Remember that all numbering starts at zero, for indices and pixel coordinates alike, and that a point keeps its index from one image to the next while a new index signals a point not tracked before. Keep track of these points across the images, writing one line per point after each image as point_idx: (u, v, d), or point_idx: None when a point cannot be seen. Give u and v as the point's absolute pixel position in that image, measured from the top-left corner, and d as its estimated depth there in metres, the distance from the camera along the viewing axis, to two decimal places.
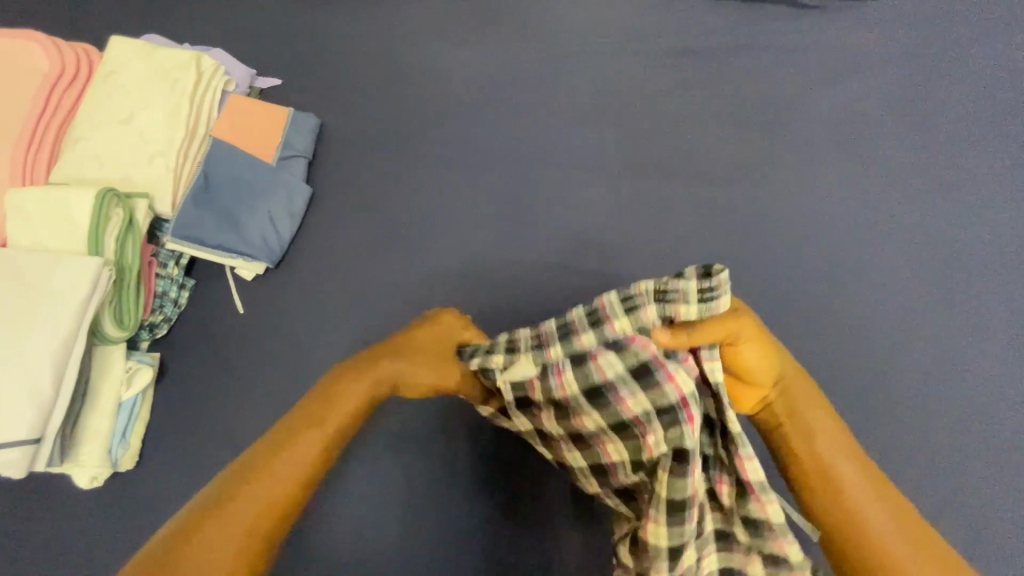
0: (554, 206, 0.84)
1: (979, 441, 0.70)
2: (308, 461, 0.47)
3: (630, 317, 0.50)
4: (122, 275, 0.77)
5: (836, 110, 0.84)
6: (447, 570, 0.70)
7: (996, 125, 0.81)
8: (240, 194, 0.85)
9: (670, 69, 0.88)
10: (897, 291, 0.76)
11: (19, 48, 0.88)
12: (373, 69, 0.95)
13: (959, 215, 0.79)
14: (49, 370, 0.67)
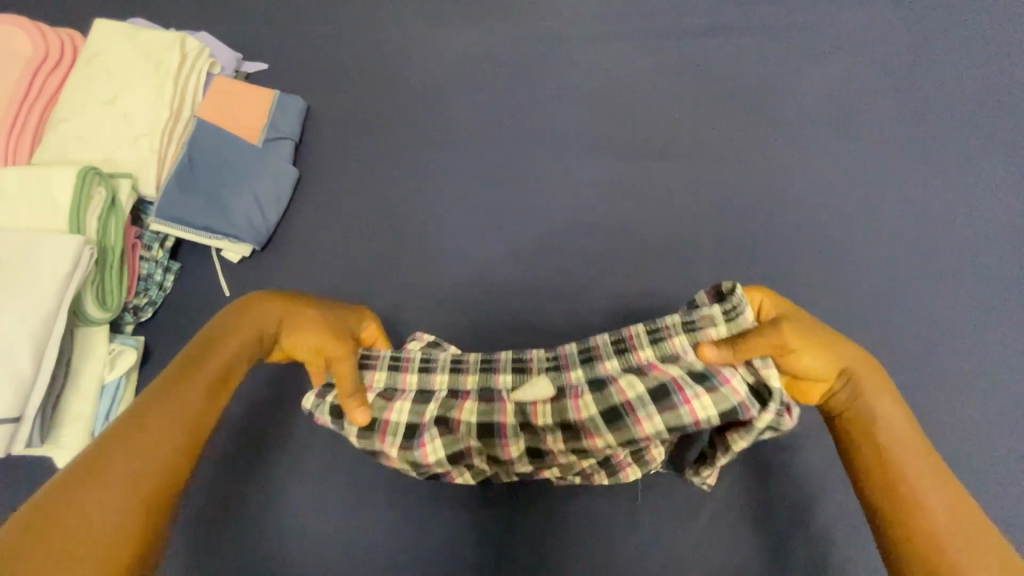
0: (543, 181, 0.83)
1: (1008, 405, 0.65)
2: (198, 404, 0.46)
3: (656, 346, 0.52)
4: (105, 255, 0.76)
5: (834, 73, 0.81)
6: (441, 549, 0.68)
7: (1008, 77, 0.77)
8: (225, 176, 0.84)
9: (658, 41, 0.87)
10: (909, 253, 0.73)
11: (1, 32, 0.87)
12: (361, 53, 0.95)
13: (973, 172, 0.75)
14: (28, 347, 0.66)
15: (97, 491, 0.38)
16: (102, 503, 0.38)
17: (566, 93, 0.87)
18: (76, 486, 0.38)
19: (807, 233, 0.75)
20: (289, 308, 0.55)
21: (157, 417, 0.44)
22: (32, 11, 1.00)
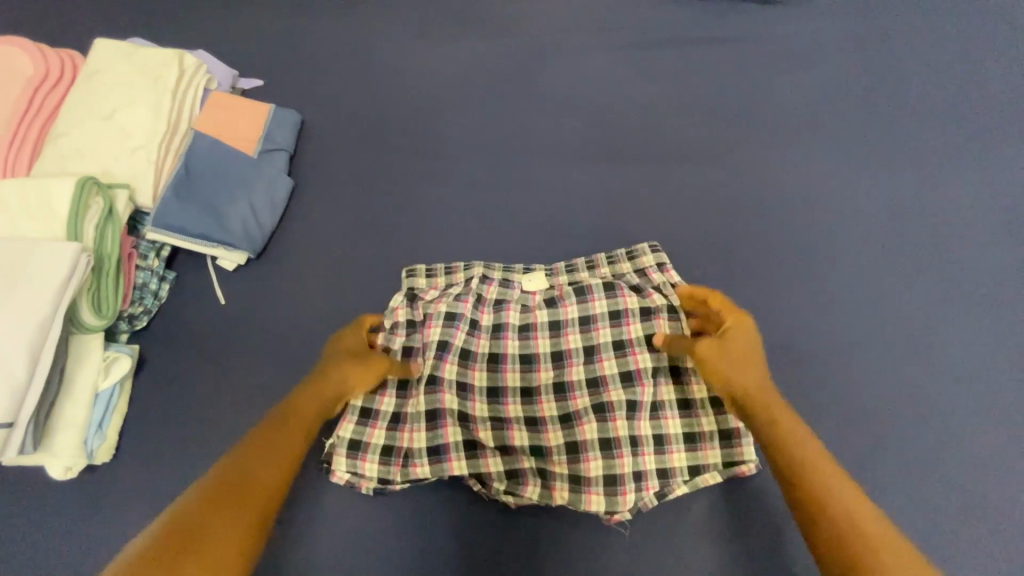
0: (529, 192, 0.91)
1: (937, 380, 0.76)
2: (278, 469, 0.60)
3: (610, 266, 0.85)
4: (101, 263, 0.77)
5: (781, 94, 0.92)
6: (446, 530, 0.75)
7: (925, 97, 0.90)
8: (219, 184, 0.86)
9: (628, 64, 0.96)
10: (851, 252, 0.83)
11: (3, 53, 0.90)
12: (355, 69, 0.99)
13: (900, 178, 0.86)
14: (22, 352, 0.66)
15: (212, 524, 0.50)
16: (223, 531, 0.51)
17: (552, 115, 0.95)
18: (203, 519, 0.50)
19: (763, 238, 0.85)
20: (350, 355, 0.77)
21: (255, 461, 0.59)
22: (30, 28, 1.03)
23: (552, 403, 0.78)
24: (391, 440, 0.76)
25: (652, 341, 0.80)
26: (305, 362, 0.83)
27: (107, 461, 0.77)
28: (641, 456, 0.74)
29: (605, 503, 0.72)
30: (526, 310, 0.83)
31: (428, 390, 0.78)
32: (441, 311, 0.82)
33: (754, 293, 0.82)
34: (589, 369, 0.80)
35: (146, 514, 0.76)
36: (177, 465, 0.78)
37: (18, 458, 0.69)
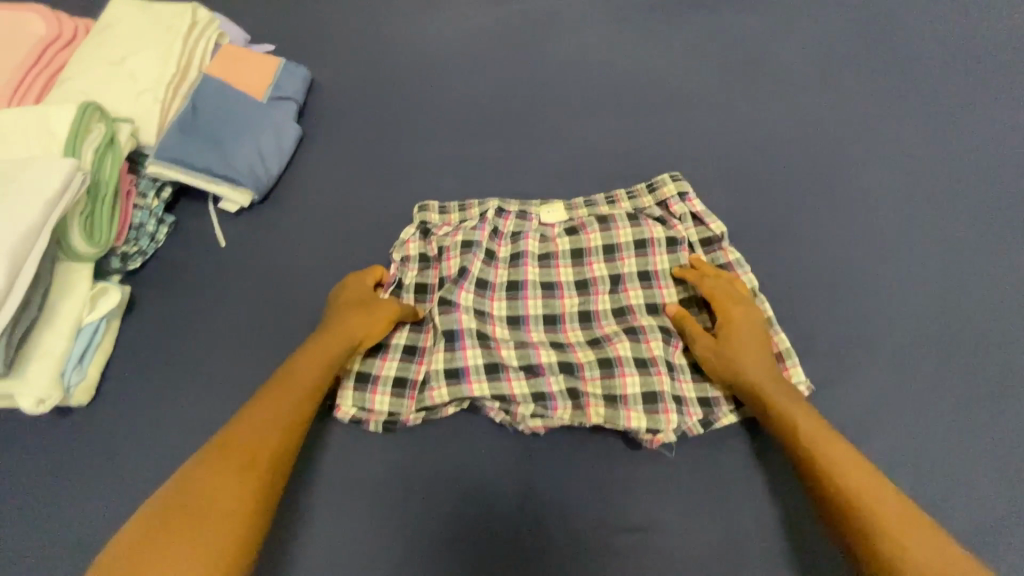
0: (544, 131, 0.88)
1: (985, 299, 0.71)
2: (286, 427, 0.58)
3: (631, 199, 0.81)
4: (97, 193, 0.73)
5: (795, 32, 0.92)
6: (462, 473, 0.66)
7: (942, 30, 0.89)
8: (226, 126, 0.84)
9: (641, 10, 0.96)
10: (879, 176, 0.80)
11: (17, 15, 0.91)
12: (366, 32, 1.00)
13: (925, 105, 0.84)
14: (3, 261, 0.61)
15: (212, 493, 0.50)
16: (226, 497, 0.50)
17: (566, 58, 0.93)
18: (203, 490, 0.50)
19: (787, 166, 0.82)
20: (357, 303, 0.70)
21: (259, 426, 0.57)
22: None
23: (579, 330, 0.72)
24: (403, 373, 0.70)
25: (678, 274, 0.75)
26: (310, 305, 0.78)
27: (86, 402, 0.71)
28: (679, 381, 0.68)
29: (648, 423, 0.64)
30: (545, 240, 0.78)
31: (444, 310, 0.71)
32: (456, 240, 0.77)
33: (783, 221, 0.79)
34: (615, 299, 0.74)
35: (132, 462, 0.69)
36: (169, 411, 0.72)
37: None
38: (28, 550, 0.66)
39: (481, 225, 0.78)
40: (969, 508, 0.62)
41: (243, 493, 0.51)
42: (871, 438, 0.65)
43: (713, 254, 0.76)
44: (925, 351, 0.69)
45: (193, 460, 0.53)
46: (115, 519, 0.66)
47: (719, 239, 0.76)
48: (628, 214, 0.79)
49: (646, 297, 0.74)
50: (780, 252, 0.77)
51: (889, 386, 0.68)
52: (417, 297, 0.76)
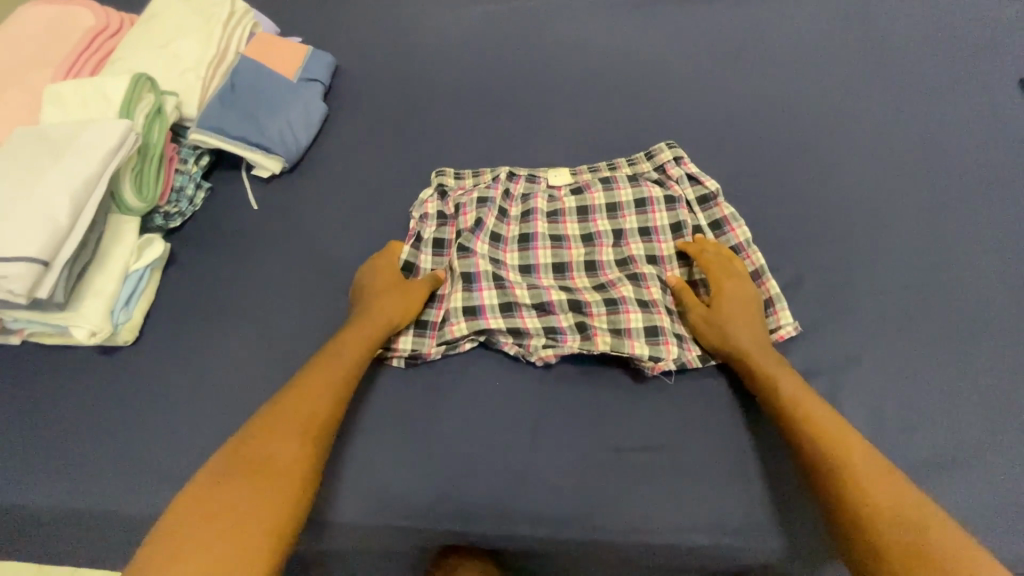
0: (549, 111, 0.97)
1: (953, 250, 0.78)
2: (333, 401, 0.65)
3: (631, 165, 0.88)
4: (145, 154, 0.80)
5: (774, 27, 1.02)
6: (478, 402, 0.71)
7: (908, 22, 0.99)
8: (260, 102, 0.91)
9: (635, 12, 1.07)
10: (853, 146, 0.88)
11: (66, 10, 0.99)
12: (387, 25, 1.09)
13: (893, 87, 0.93)
14: (67, 201, 0.67)
15: (270, 456, 0.59)
16: (281, 460, 0.59)
17: (568, 51, 1.04)
18: (265, 451, 0.60)
19: (771, 138, 0.91)
20: (394, 288, 0.75)
21: (309, 397, 0.64)
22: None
23: (585, 277, 0.79)
24: (424, 316, 0.77)
25: (676, 229, 0.81)
26: (334, 259, 0.84)
27: (130, 342, 0.76)
28: (678, 322, 0.74)
29: (650, 353, 0.70)
30: (553, 200, 0.85)
31: (462, 256, 0.78)
32: (472, 198, 0.84)
33: (769, 185, 0.86)
34: (618, 251, 0.80)
35: (169, 395, 0.74)
36: (204, 350, 0.77)
37: (47, 313, 0.69)
38: (69, 473, 0.70)
39: (495, 186, 0.85)
40: (945, 425, 0.67)
41: (295, 457, 0.60)
42: (855, 367, 0.71)
43: (709, 210, 0.83)
44: (900, 294, 0.76)
45: (255, 422, 0.62)
46: (154, 444, 0.71)
47: (714, 195, 0.83)
48: (628, 177, 0.86)
49: (646, 249, 0.80)
50: (767, 212, 0.84)
51: (868, 325, 0.74)
52: (434, 251, 0.82)
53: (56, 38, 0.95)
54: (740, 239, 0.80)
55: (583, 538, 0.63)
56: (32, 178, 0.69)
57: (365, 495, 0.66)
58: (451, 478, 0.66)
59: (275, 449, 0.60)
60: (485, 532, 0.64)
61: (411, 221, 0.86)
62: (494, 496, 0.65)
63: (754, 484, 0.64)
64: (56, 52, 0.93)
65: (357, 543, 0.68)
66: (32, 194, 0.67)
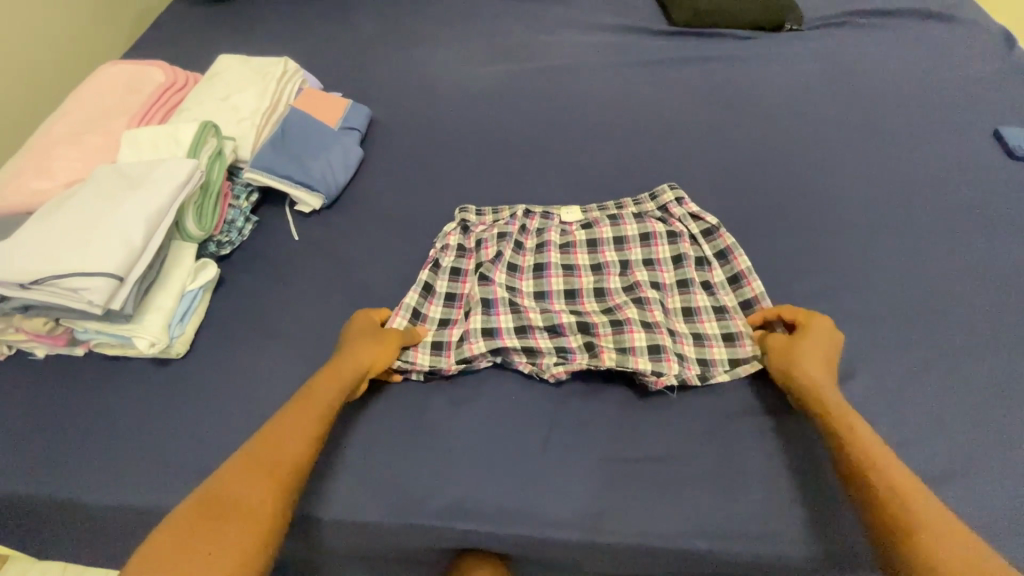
0: (561, 157, 1.08)
1: (925, 287, 0.87)
2: (311, 433, 0.67)
3: (637, 204, 0.97)
4: (207, 190, 0.92)
5: (756, 97, 1.17)
6: (496, 413, 0.77)
7: (865, 102, 1.15)
8: (306, 146, 1.04)
9: (636, 78, 1.21)
10: (829, 198, 0.99)
11: (141, 69, 1.13)
12: (418, 82, 1.23)
13: (859, 151, 1.07)
14: (142, 226, 0.77)
15: (248, 487, 0.59)
16: (259, 492, 0.59)
17: (579, 105, 1.16)
18: (241, 483, 0.59)
19: (758, 188, 1.02)
20: (366, 334, 0.79)
21: (289, 430, 0.66)
22: (165, 58, 1.31)
23: (594, 303, 0.85)
24: (439, 338, 0.83)
25: (677, 260, 0.89)
26: (366, 283, 0.92)
27: (182, 354, 0.85)
28: (681, 344, 0.80)
29: (653, 369, 0.76)
30: (565, 234, 0.94)
31: (482, 283, 0.86)
32: (493, 233, 0.93)
33: (758, 226, 0.96)
34: (624, 278, 0.88)
35: (213, 403, 0.81)
36: (247, 361, 0.85)
37: (115, 323, 0.77)
38: (118, 472, 0.76)
39: (512, 222, 0.95)
40: (932, 442, 0.72)
41: (274, 487, 0.60)
42: (845, 388, 0.77)
43: (713, 242, 0.91)
44: (881, 323, 0.83)
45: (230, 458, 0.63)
46: (198, 446, 0.78)
47: (716, 228, 0.92)
48: (634, 215, 0.95)
49: (648, 277, 0.88)
50: (758, 248, 0.93)
51: (855, 350, 0.81)
52: (451, 277, 0.90)
53: (131, 90, 1.08)
54: (743, 266, 0.87)
55: (593, 541, 0.67)
56: (110, 206, 0.79)
57: (390, 494, 0.71)
58: (470, 481, 0.71)
59: (253, 480, 0.60)
60: (499, 532, 0.68)
61: (432, 249, 0.94)
62: (510, 498, 0.70)
63: (754, 491, 0.69)
64: (131, 104, 1.06)
65: (381, 541, 0.73)
66: (111, 219, 0.77)
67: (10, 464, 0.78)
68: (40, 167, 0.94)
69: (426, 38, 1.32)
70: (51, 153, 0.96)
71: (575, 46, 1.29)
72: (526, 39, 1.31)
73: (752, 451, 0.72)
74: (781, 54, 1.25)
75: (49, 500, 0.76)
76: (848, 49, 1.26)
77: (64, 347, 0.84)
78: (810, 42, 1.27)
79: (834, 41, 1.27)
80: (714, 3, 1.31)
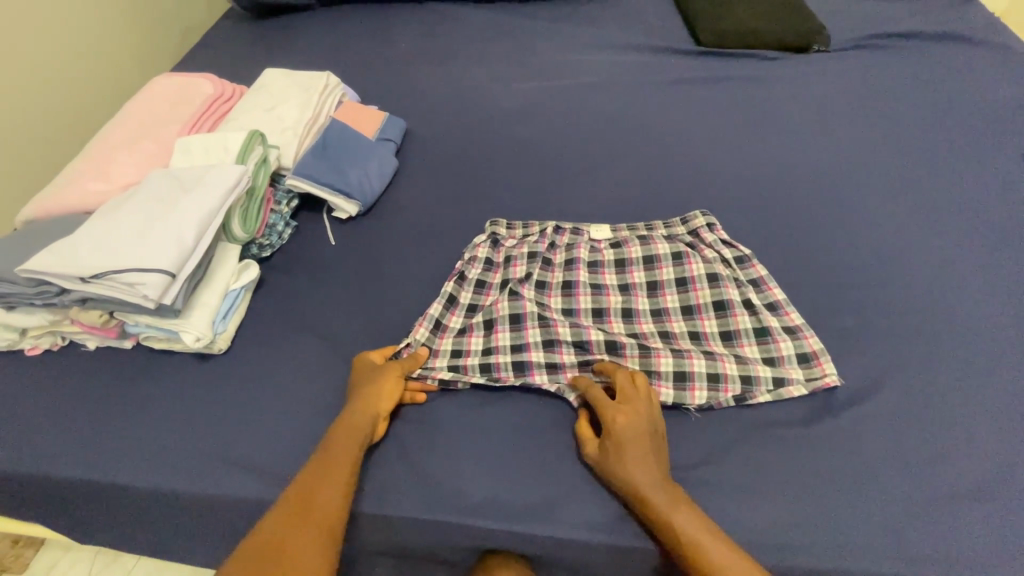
0: (588, 172, 1.11)
1: (951, 306, 0.87)
2: (344, 474, 0.69)
3: (667, 226, 0.98)
4: (252, 195, 0.97)
5: (781, 117, 1.19)
6: (524, 417, 0.80)
7: (891, 122, 1.16)
8: (345, 157, 1.08)
9: (662, 97, 1.24)
10: (854, 216, 1.01)
11: (191, 81, 1.19)
12: (450, 97, 1.28)
13: (883, 171, 1.08)
14: (193, 226, 0.82)
15: (291, 543, 0.62)
16: (304, 545, 0.63)
17: (609, 123, 1.20)
18: (284, 539, 0.63)
19: (781, 204, 1.03)
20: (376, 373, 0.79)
21: (322, 477, 0.68)
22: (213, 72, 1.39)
23: (621, 324, 0.87)
24: (458, 345, 0.86)
25: (713, 278, 0.89)
26: (399, 287, 0.96)
27: (224, 349, 0.88)
28: (720, 361, 0.80)
29: (675, 396, 0.78)
30: (595, 251, 0.96)
31: (512, 300, 0.88)
32: (523, 252, 0.95)
33: (782, 243, 0.97)
34: (653, 302, 0.89)
35: (251, 396, 0.85)
36: (286, 359, 0.88)
37: (166, 318, 0.82)
38: (160, 459, 0.80)
39: (542, 240, 0.97)
40: (963, 461, 0.72)
41: (315, 537, 0.64)
42: (871, 404, 0.77)
43: (746, 270, 0.91)
44: (906, 340, 0.84)
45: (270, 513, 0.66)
46: (239, 437, 0.81)
47: (749, 257, 0.92)
48: (664, 237, 0.97)
49: (676, 301, 0.89)
50: (782, 264, 0.94)
51: (881, 366, 0.81)
52: (476, 289, 0.92)
53: (183, 99, 1.15)
54: (778, 296, 0.87)
55: (617, 544, 0.69)
56: (165, 208, 0.84)
57: (424, 490, 0.74)
58: (501, 481, 0.74)
59: (295, 534, 0.63)
60: (527, 531, 0.70)
61: (460, 261, 0.97)
62: (539, 498, 0.72)
63: (777, 502, 0.70)
64: (181, 113, 1.12)
65: (410, 537, 0.75)
66: (166, 220, 0.82)
67: (62, 448, 0.82)
68: (98, 170, 1.00)
69: (460, 56, 1.37)
70: (109, 157, 1.02)
71: (603, 65, 1.32)
72: (556, 57, 1.35)
73: (779, 463, 0.73)
74: (806, 75, 1.27)
75: (97, 483, 0.80)
76: (874, 70, 1.27)
77: (114, 338, 0.89)
78: (836, 64, 1.29)
79: (863, 64, 1.29)
80: (743, 26, 1.34)
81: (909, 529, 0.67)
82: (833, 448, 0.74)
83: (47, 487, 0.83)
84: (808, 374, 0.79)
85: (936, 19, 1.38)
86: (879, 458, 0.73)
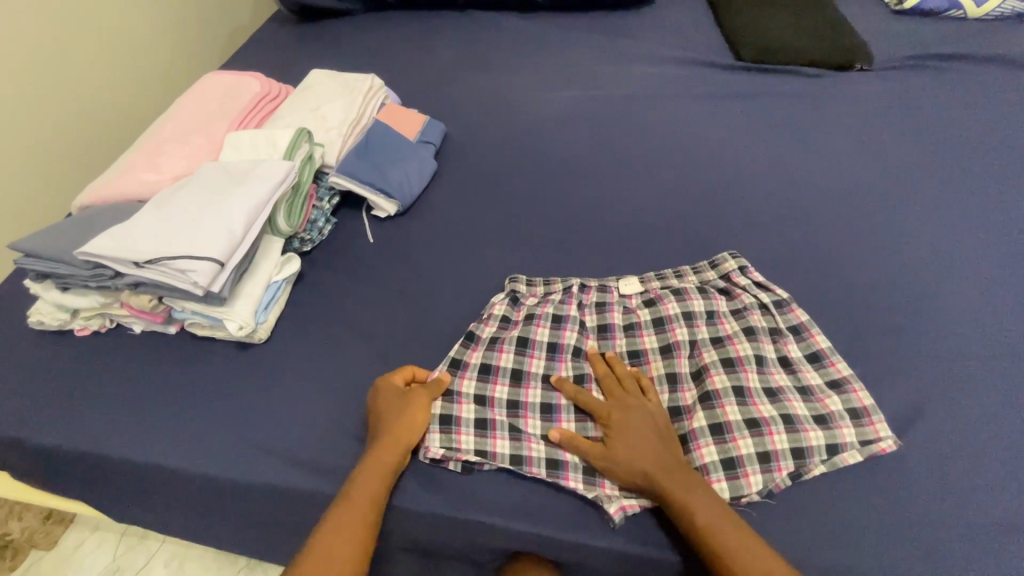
0: (623, 180, 1.12)
1: (995, 328, 0.85)
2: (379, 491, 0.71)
3: (697, 273, 0.94)
4: (296, 191, 1.00)
5: (819, 133, 1.18)
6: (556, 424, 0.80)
7: (934, 141, 1.15)
8: (387, 158, 1.10)
9: (699, 108, 1.25)
10: (894, 235, 0.99)
11: (240, 78, 1.22)
12: (489, 102, 1.30)
13: (926, 190, 1.06)
14: (242, 218, 0.84)
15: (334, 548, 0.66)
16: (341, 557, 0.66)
17: (647, 134, 1.20)
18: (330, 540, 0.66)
19: (818, 220, 1.02)
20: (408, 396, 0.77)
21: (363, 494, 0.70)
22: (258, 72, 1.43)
23: (665, 393, 0.80)
24: (482, 415, 0.79)
25: (750, 332, 0.84)
26: (435, 286, 0.97)
27: (264, 339, 0.91)
28: (769, 432, 0.74)
29: (730, 488, 0.71)
30: (627, 311, 0.90)
31: (547, 388, 0.81)
32: (548, 312, 0.88)
33: (819, 258, 0.96)
34: (693, 362, 0.82)
35: (287, 385, 0.86)
36: (323, 352, 0.90)
37: (213, 306, 0.85)
38: (197, 442, 0.82)
39: (568, 300, 0.91)
40: (1005, 493, 0.70)
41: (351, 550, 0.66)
42: (911, 426, 0.76)
43: (785, 316, 0.86)
44: (948, 361, 0.82)
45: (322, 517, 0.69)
46: (273, 425, 0.83)
47: (787, 302, 0.87)
48: (697, 288, 0.91)
49: (715, 358, 0.82)
50: (820, 279, 0.93)
51: (919, 385, 0.80)
52: (487, 347, 0.85)
53: (232, 96, 1.18)
54: (822, 345, 0.82)
55: (650, 554, 0.69)
56: (216, 199, 0.87)
57: (454, 485, 0.75)
58: (533, 485, 0.75)
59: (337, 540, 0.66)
60: (559, 536, 0.71)
61: (478, 321, 0.90)
62: (571, 504, 0.73)
63: (817, 523, 0.69)
64: (230, 109, 1.15)
65: (440, 535, 0.76)
66: (216, 211, 0.85)
67: (104, 426, 0.84)
68: (151, 162, 1.04)
69: (500, 63, 1.39)
70: (161, 149, 1.06)
71: (640, 75, 1.33)
72: (593, 66, 1.37)
73: (816, 483, 0.72)
74: (846, 92, 1.26)
75: (137, 461, 0.82)
76: (916, 89, 1.26)
77: (159, 324, 0.92)
78: (877, 81, 1.28)
79: (908, 84, 1.27)
80: (781, 42, 1.34)
81: (947, 554, 0.67)
82: (874, 470, 0.72)
83: (86, 464, 0.86)
84: (863, 436, 0.74)
85: (981, 39, 1.36)
86: (918, 480, 0.72)
